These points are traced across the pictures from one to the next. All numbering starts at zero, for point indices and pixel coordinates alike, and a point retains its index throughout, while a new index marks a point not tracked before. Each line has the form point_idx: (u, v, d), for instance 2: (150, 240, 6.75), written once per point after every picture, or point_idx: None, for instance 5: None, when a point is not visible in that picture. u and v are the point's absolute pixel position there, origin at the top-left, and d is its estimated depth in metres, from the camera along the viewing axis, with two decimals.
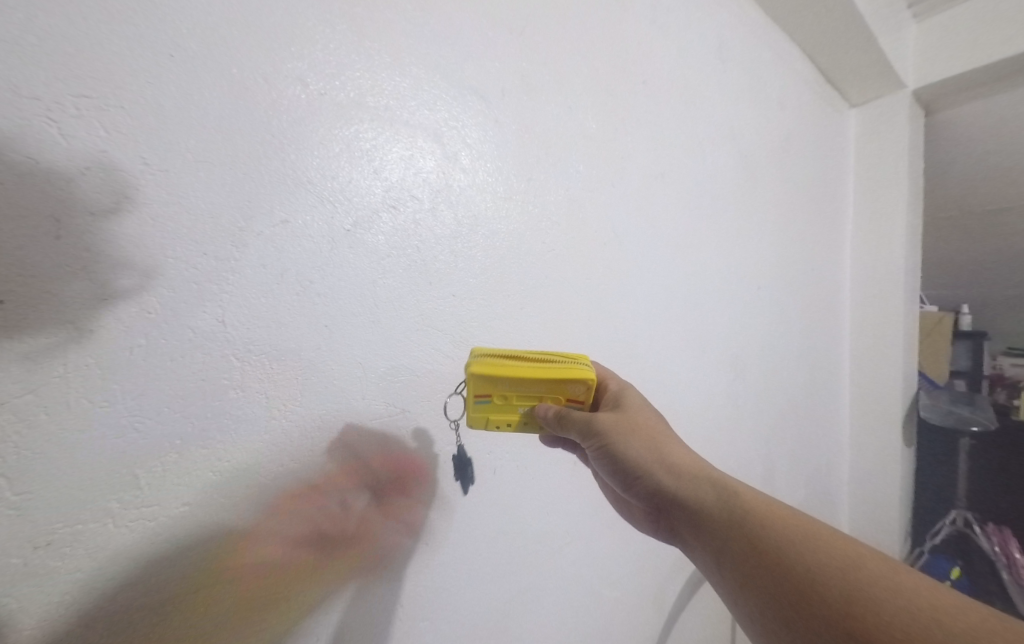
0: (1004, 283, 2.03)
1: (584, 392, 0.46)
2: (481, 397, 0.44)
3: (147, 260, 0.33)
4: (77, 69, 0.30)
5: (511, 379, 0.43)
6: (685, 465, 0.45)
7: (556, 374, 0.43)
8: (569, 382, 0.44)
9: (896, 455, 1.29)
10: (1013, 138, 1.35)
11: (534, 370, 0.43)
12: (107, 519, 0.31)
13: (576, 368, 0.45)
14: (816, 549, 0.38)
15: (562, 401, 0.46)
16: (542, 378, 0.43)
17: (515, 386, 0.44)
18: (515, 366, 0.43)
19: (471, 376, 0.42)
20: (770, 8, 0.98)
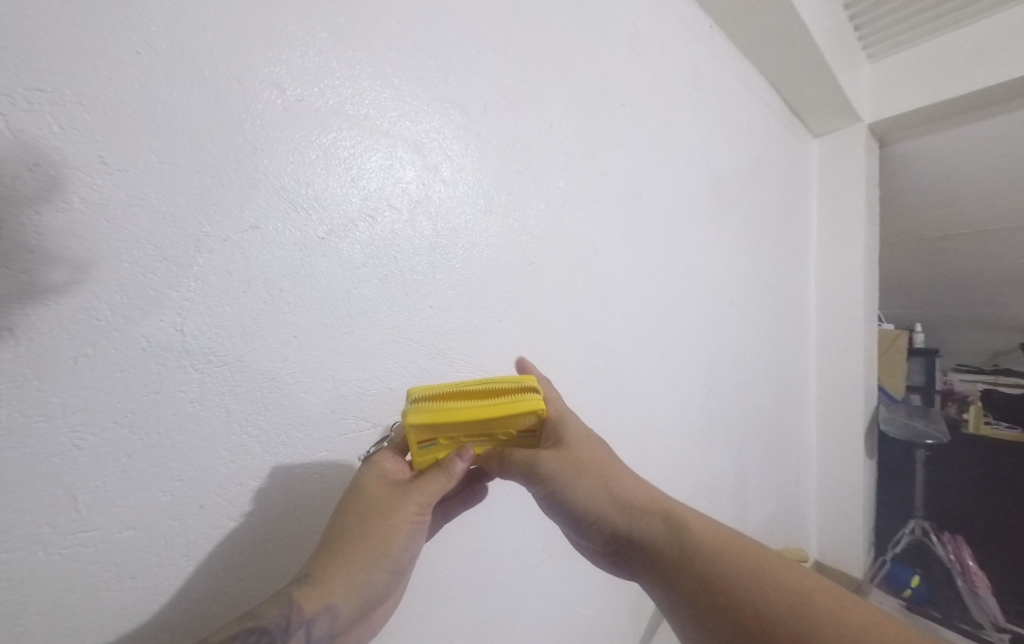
0: (950, 303, 2.18)
1: (534, 421, 0.41)
2: (426, 441, 0.39)
3: (98, 265, 0.31)
4: (30, 61, 0.28)
5: (455, 425, 0.38)
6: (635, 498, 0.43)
7: (497, 412, 0.38)
8: (514, 417, 0.39)
9: (860, 468, 1.34)
10: (957, 170, 1.46)
11: (474, 413, 0.38)
12: (37, 546, 0.29)
13: (519, 402, 0.39)
14: (765, 587, 0.35)
15: (514, 434, 0.41)
16: (485, 420, 0.38)
17: (460, 428, 0.39)
18: (455, 410, 0.38)
19: (409, 428, 0.37)
20: (739, 43, 1.04)
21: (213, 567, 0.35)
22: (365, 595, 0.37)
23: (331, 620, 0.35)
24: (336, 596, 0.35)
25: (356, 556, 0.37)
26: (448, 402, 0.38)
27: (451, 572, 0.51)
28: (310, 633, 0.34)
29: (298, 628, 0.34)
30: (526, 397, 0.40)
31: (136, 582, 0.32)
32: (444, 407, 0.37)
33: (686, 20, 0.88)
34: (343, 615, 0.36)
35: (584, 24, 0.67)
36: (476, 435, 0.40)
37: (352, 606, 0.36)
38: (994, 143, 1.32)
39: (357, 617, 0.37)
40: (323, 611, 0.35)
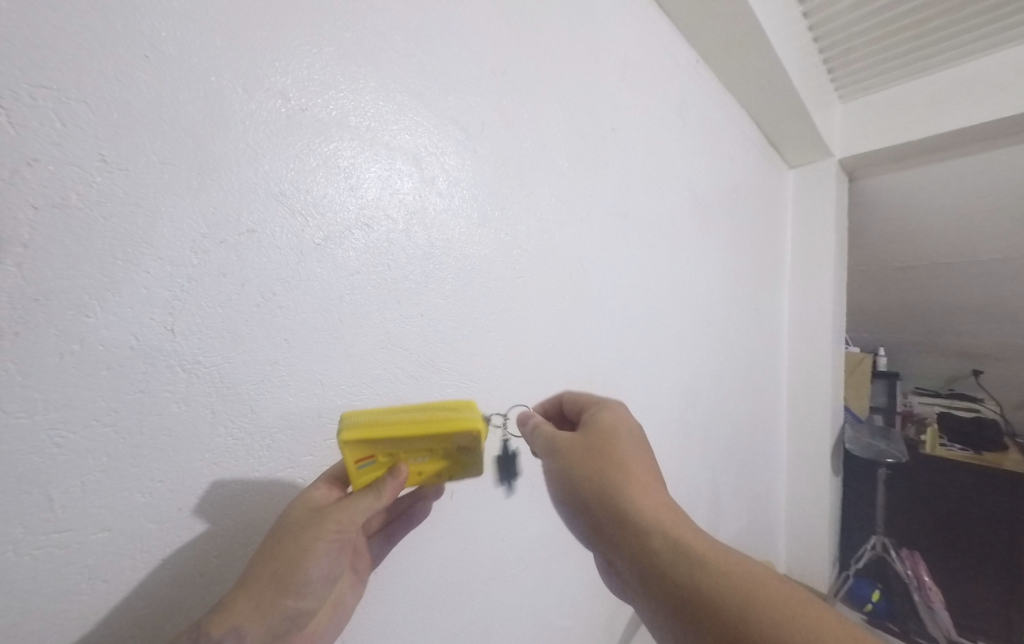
0: (911, 330, 2.30)
1: (472, 442, 0.40)
2: (363, 461, 0.39)
3: (87, 260, 0.31)
4: (37, 58, 0.29)
5: (393, 438, 0.38)
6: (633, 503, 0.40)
7: (439, 425, 0.39)
8: (453, 432, 0.39)
9: (825, 485, 1.39)
10: (918, 205, 1.57)
11: (417, 425, 0.39)
12: (8, 546, 0.28)
13: (458, 416, 0.40)
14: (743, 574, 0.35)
15: (456, 456, 0.42)
16: (426, 435, 0.39)
17: (398, 443, 0.39)
18: (395, 423, 0.38)
19: (344, 446, 0.37)
20: (722, 78, 1.11)
21: (186, 569, 0.34)
22: (275, 618, 0.36)
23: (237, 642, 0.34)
24: (243, 620, 0.34)
25: (279, 580, 0.36)
26: (388, 416, 0.39)
27: (427, 582, 0.51)
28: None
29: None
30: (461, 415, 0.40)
31: (109, 585, 0.31)
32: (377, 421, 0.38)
33: (674, 53, 0.93)
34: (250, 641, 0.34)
35: (579, 51, 0.70)
36: (419, 451, 0.41)
37: (260, 630, 0.35)
38: (952, 182, 1.42)
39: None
40: (230, 634, 0.33)
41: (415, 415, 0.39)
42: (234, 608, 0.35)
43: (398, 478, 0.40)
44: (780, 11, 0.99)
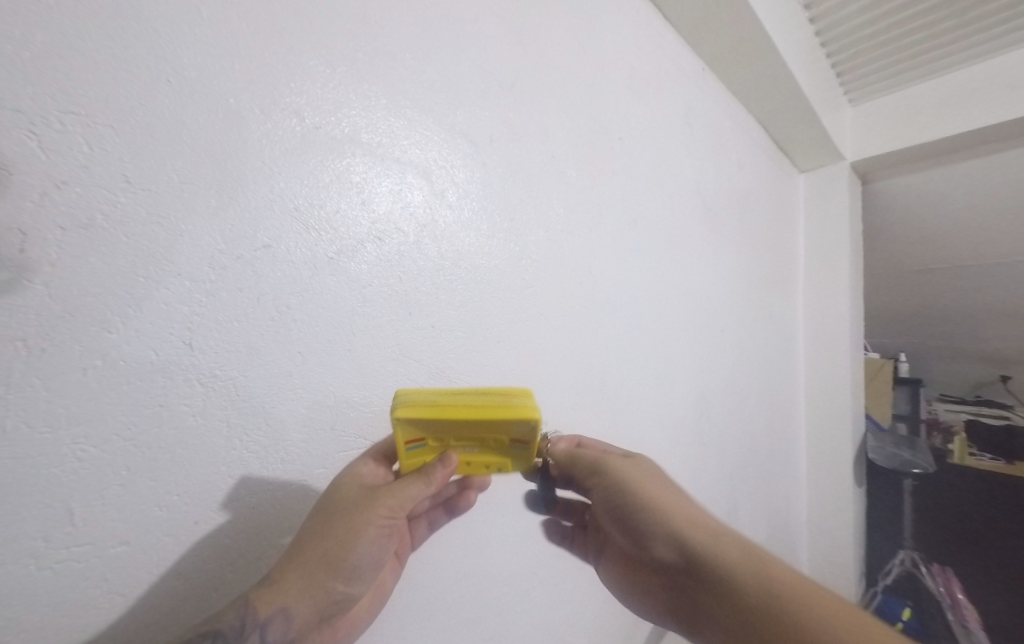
0: (933, 335, 2.24)
1: (528, 432, 0.38)
2: (412, 444, 0.38)
3: (108, 277, 0.31)
4: (66, 85, 0.30)
5: (443, 423, 0.36)
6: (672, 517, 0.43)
7: (493, 413, 0.36)
8: (507, 422, 0.36)
9: (848, 496, 1.35)
10: (936, 208, 1.53)
11: (469, 412, 0.36)
12: (30, 560, 0.28)
13: (513, 405, 0.36)
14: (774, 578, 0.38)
15: (507, 445, 0.39)
16: (476, 424, 0.37)
17: (448, 428, 0.37)
18: (447, 408, 0.36)
19: (396, 425, 0.36)
20: (728, 85, 1.11)
21: (201, 583, 0.35)
22: (323, 600, 0.38)
23: (285, 623, 0.36)
24: (291, 598, 0.36)
25: (328, 563, 0.38)
26: (440, 397, 0.37)
27: (441, 597, 0.50)
28: (265, 634, 0.35)
29: (252, 631, 0.34)
30: (516, 403, 0.37)
31: (127, 599, 0.32)
32: (430, 402, 0.36)
33: (679, 62, 0.94)
34: (299, 618, 0.37)
35: (584, 63, 0.71)
36: (468, 439, 0.39)
37: (307, 609, 0.37)
38: (970, 183, 1.39)
39: (314, 623, 0.38)
40: (278, 613, 0.35)
41: (469, 400, 0.37)
42: (254, 620, 0.34)
43: (445, 465, 0.40)
44: (785, 17, 0.99)
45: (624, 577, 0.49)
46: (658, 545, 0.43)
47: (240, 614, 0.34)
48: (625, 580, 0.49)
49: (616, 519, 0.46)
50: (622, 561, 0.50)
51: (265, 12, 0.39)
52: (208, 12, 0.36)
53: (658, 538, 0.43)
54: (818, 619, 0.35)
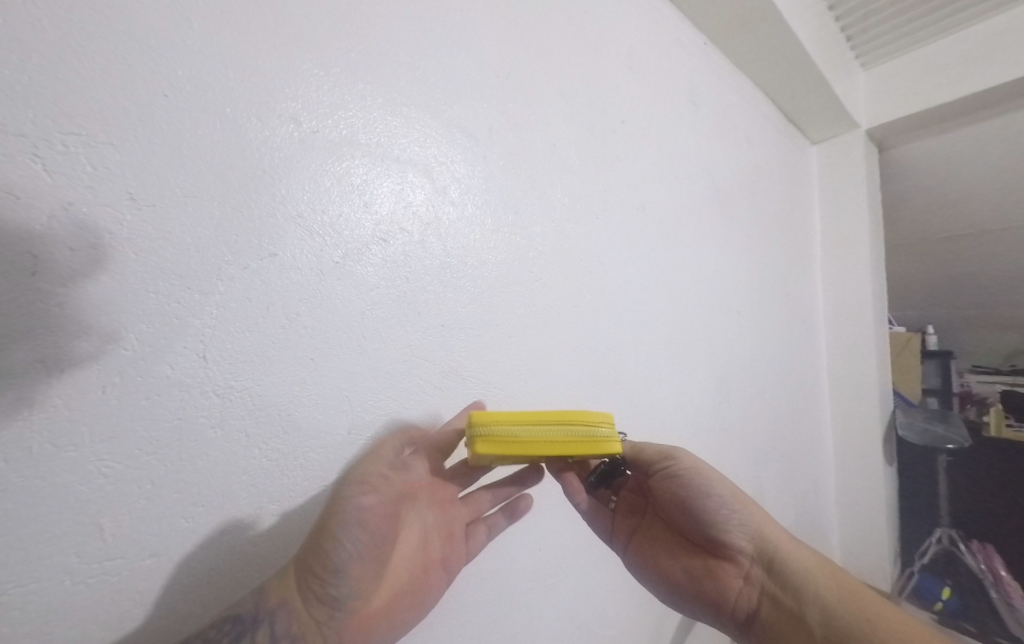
0: (961, 303, 2.16)
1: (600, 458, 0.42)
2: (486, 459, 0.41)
3: (121, 297, 0.32)
4: (66, 107, 0.30)
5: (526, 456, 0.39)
6: (733, 511, 0.46)
7: (578, 454, 0.39)
8: (589, 455, 0.40)
9: (879, 475, 1.31)
10: (961, 172, 1.47)
11: (554, 451, 0.38)
12: (64, 576, 0.29)
13: (598, 445, 0.39)
14: (818, 574, 0.43)
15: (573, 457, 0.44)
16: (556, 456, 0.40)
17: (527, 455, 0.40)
18: (532, 445, 0.38)
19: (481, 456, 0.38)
20: (733, 59, 1.07)
21: (230, 589, 0.35)
22: (331, 591, 0.37)
23: (289, 616, 0.35)
24: (300, 588, 0.36)
25: (335, 556, 0.36)
26: (523, 434, 0.38)
27: (468, 595, 0.50)
28: (275, 626, 0.35)
29: (264, 618, 0.34)
30: (597, 441, 0.40)
31: (159, 610, 0.32)
32: (515, 440, 0.38)
33: (681, 38, 0.91)
34: (298, 614, 0.36)
35: (583, 47, 0.69)
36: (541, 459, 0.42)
37: (315, 601, 0.36)
38: (995, 144, 1.33)
39: (321, 622, 0.37)
40: (282, 605, 0.35)
41: (553, 439, 0.39)
42: (266, 606, 0.35)
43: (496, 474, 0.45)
44: None
45: (672, 565, 0.49)
46: (737, 532, 0.46)
47: (257, 600, 0.35)
48: (673, 569, 0.49)
49: (688, 507, 0.47)
50: (669, 550, 0.50)
51: (255, 18, 0.39)
52: (201, 22, 0.36)
53: (738, 526, 0.46)
54: (863, 608, 0.40)
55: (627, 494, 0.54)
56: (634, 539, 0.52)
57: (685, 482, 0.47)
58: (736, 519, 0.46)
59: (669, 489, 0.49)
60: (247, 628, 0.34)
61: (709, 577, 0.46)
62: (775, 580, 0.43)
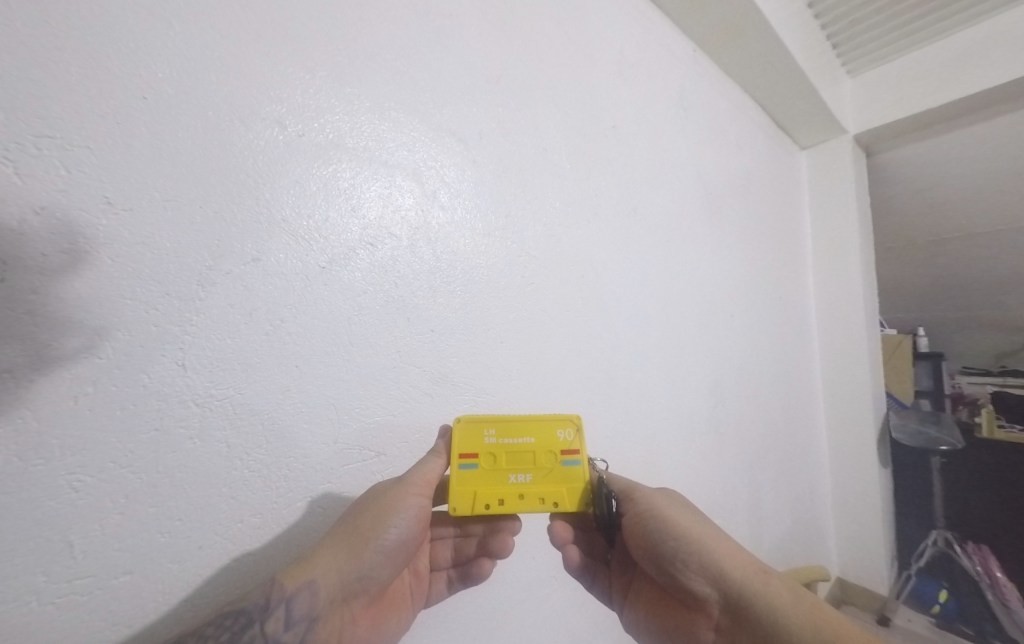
0: (950, 305, 2.18)
1: (573, 437, 0.45)
2: (466, 461, 0.42)
3: (94, 305, 0.31)
4: (40, 110, 0.29)
5: (498, 427, 0.44)
6: (691, 554, 0.42)
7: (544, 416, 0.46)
8: (555, 424, 0.46)
9: (874, 478, 1.31)
10: (947, 176, 1.49)
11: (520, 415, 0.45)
12: (32, 596, 0.28)
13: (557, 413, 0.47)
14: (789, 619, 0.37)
15: (559, 462, 0.44)
16: (527, 434, 0.45)
17: (502, 437, 0.44)
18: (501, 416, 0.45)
19: (457, 430, 0.43)
20: (722, 66, 1.08)
21: (210, 607, 0.34)
22: (349, 574, 0.37)
23: (312, 597, 0.36)
24: (321, 571, 0.36)
25: (363, 534, 0.37)
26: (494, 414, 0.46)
27: (458, 608, 0.49)
28: (291, 609, 0.35)
29: (278, 605, 0.34)
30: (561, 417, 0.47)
31: (135, 629, 0.31)
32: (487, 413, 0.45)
33: (670, 46, 0.92)
34: (325, 594, 0.36)
35: (573, 52, 0.70)
36: (523, 460, 0.43)
37: (334, 584, 0.37)
38: (978, 148, 1.35)
39: (336, 602, 0.37)
40: (305, 586, 0.35)
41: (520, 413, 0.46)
42: (280, 593, 0.34)
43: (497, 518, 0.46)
44: None
45: (657, 617, 0.46)
46: (697, 578, 0.41)
47: (265, 593, 0.34)
48: (660, 620, 0.45)
49: (652, 553, 0.44)
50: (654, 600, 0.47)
51: (238, 21, 0.38)
52: (182, 24, 0.35)
53: (697, 571, 0.42)
54: None
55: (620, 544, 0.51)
56: (628, 596, 0.49)
57: (644, 525, 0.45)
58: (693, 563, 0.42)
59: (634, 536, 0.46)
60: (257, 618, 0.33)
61: (685, 630, 0.43)
62: (741, 632, 0.39)
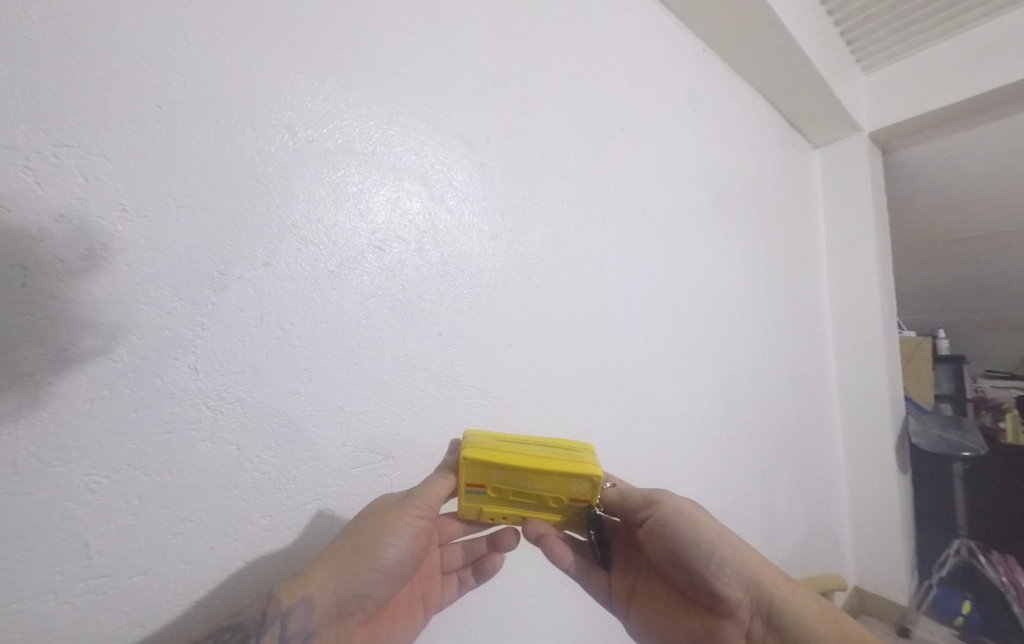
0: (970, 306, 2.12)
1: (588, 489, 0.41)
2: (473, 488, 0.41)
3: (110, 310, 0.31)
4: (60, 121, 0.30)
5: (507, 470, 0.39)
6: (724, 559, 0.41)
7: (559, 468, 0.39)
8: (572, 476, 0.40)
9: (893, 484, 1.28)
10: (967, 173, 1.45)
11: (534, 462, 0.39)
12: (48, 596, 0.28)
13: (579, 464, 0.40)
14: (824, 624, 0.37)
15: (564, 503, 0.42)
16: (538, 481, 0.40)
17: (511, 477, 0.40)
18: (515, 455, 0.40)
19: (464, 465, 0.39)
20: (733, 64, 1.07)
21: (218, 608, 0.34)
22: (345, 590, 0.37)
23: (306, 614, 0.35)
24: (316, 587, 0.36)
25: (363, 548, 0.37)
26: (506, 449, 0.40)
27: (465, 613, 0.49)
28: (286, 626, 0.34)
29: (273, 621, 0.34)
30: (582, 461, 0.41)
31: (148, 629, 0.31)
32: (498, 449, 0.40)
33: (679, 45, 0.91)
34: (319, 609, 0.36)
35: (580, 53, 0.69)
36: (528, 497, 0.42)
37: (330, 600, 0.36)
38: (999, 145, 1.32)
39: (332, 618, 0.37)
40: (300, 603, 0.35)
41: (535, 454, 0.40)
42: (276, 609, 0.34)
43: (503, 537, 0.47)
44: None
45: (674, 627, 0.44)
46: (731, 584, 0.41)
47: (262, 607, 0.34)
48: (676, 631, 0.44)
49: (678, 559, 0.43)
50: (667, 611, 0.45)
51: (250, 30, 0.39)
52: (196, 35, 0.36)
53: (731, 577, 0.41)
54: None
55: (620, 547, 0.50)
56: (633, 605, 0.47)
57: (668, 530, 0.44)
58: (726, 569, 0.41)
59: (659, 542, 0.44)
60: (254, 634, 0.33)
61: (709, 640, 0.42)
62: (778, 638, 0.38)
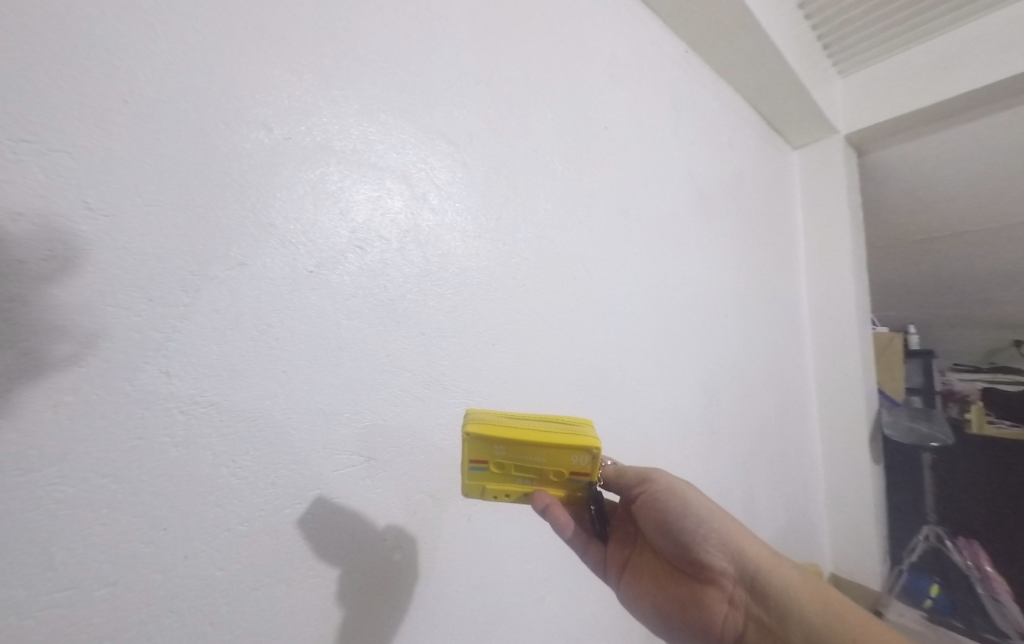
0: (939, 302, 2.21)
1: (588, 462, 0.41)
2: (475, 464, 0.40)
3: (74, 312, 0.30)
4: (18, 114, 0.29)
5: (510, 444, 0.39)
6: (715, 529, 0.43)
7: (559, 441, 0.39)
8: (570, 449, 0.40)
9: (866, 475, 1.32)
10: (936, 175, 1.50)
11: (534, 437, 0.39)
12: (10, 611, 0.27)
13: (579, 436, 0.40)
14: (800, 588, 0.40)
15: (566, 478, 0.41)
16: (539, 455, 0.40)
17: (513, 451, 0.39)
18: (516, 428, 0.39)
19: (467, 439, 0.39)
20: (714, 66, 1.08)
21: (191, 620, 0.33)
22: None
23: None
24: None
25: None
26: (508, 423, 0.40)
27: (450, 614, 0.48)
28: None
29: None
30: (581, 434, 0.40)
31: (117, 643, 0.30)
32: (501, 423, 0.39)
33: (662, 46, 0.92)
34: None
35: (563, 53, 0.69)
36: (530, 473, 0.41)
37: None
38: (964, 148, 1.37)
39: None
40: None
41: (534, 428, 0.40)
42: None
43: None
44: None
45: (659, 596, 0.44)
46: (717, 553, 0.42)
47: None
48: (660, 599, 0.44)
49: (671, 530, 0.44)
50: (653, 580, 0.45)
51: (223, 24, 0.38)
52: (165, 28, 0.35)
53: (719, 547, 0.42)
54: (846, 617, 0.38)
55: (617, 523, 0.49)
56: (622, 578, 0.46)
57: (663, 505, 0.44)
58: (717, 539, 0.42)
59: (654, 515, 0.45)
60: None
61: (693, 606, 0.43)
62: (759, 602, 0.40)
